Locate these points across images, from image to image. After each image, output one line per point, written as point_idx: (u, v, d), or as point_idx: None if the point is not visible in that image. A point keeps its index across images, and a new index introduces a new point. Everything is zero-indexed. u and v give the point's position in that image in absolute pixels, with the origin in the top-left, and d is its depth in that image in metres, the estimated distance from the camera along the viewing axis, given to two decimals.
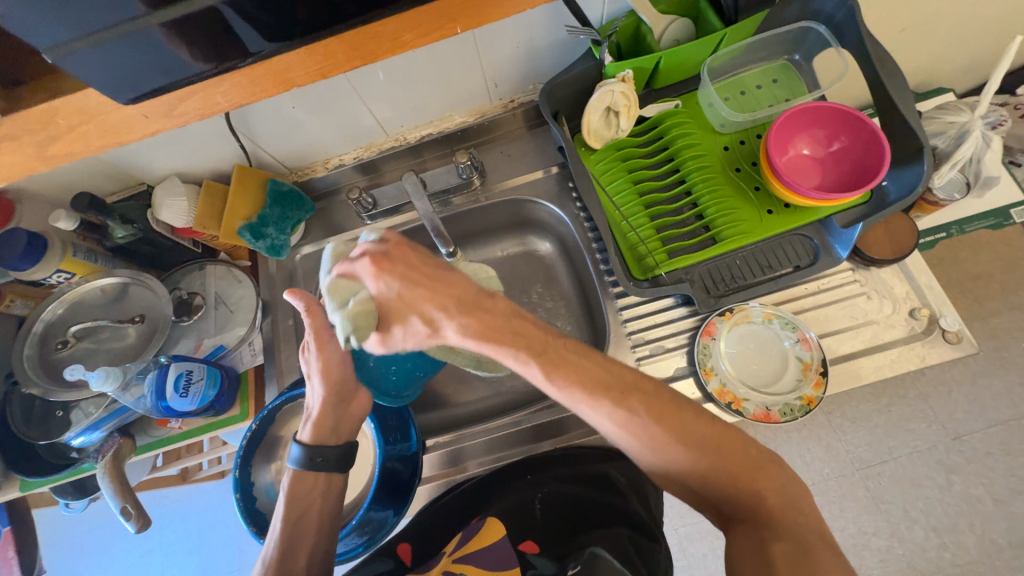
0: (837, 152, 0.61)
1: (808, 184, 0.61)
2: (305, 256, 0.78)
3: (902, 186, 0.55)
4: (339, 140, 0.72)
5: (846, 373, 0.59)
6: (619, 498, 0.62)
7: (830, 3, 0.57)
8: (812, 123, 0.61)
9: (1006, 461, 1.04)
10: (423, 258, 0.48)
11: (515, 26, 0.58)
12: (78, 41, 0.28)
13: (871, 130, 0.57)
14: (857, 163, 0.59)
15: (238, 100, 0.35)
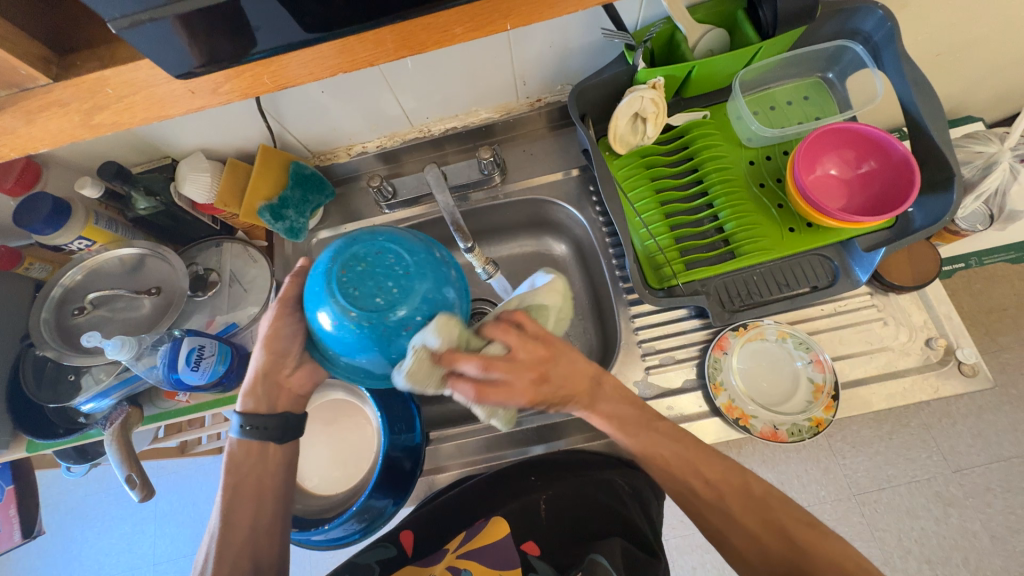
0: (865, 174, 0.60)
1: (833, 205, 0.60)
2: (321, 241, 0.78)
3: (929, 214, 0.54)
4: (364, 127, 0.72)
5: (857, 398, 0.59)
6: (621, 508, 0.62)
7: (870, 24, 0.57)
8: (841, 144, 0.61)
9: (1006, 498, 1.03)
10: (562, 364, 0.47)
11: (551, 27, 0.58)
12: (142, 14, 0.27)
13: (901, 155, 0.57)
14: (886, 187, 0.58)
15: (281, 81, 0.36)
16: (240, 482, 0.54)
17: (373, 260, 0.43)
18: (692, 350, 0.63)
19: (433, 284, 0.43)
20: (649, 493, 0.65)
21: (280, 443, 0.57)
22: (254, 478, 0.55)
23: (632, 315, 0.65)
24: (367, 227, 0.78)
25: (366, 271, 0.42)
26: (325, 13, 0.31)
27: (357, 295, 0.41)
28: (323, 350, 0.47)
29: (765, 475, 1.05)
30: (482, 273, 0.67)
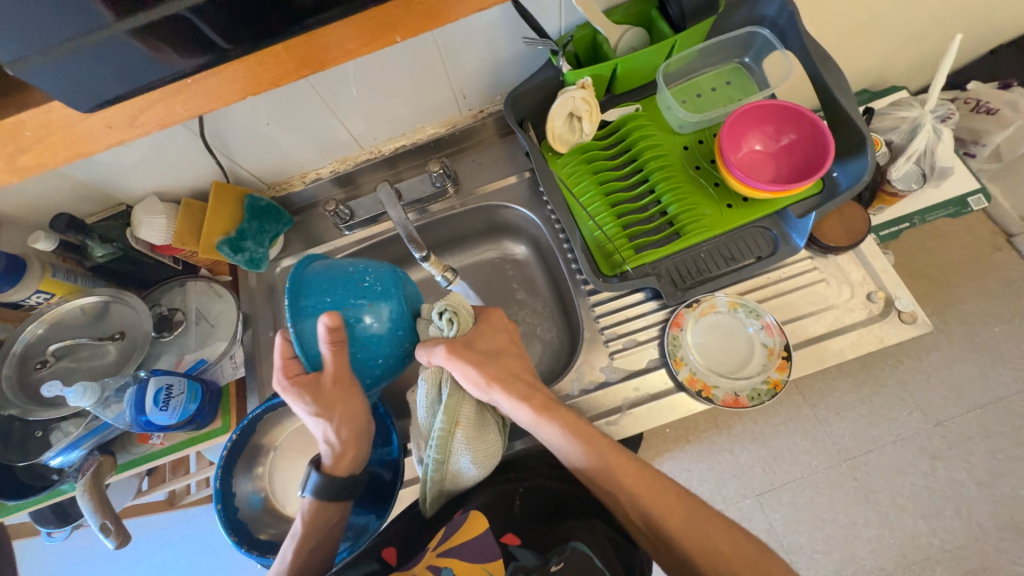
0: (787, 146, 0.64)
1: (763, 178, 0.64)
2: (285, 269, 0.79)
3: (850, 176, 0.58)
4: (316, 154, 0.74)
5: (811, 355, 0.61)
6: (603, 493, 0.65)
7: (774, 8, 0.62)
8: (762, 120, 0.64)
9: (986, 443, 1.25)
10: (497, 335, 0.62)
11: (478, 40, 0.62)
12: (37, 55, 0.30)
13: (816, 126, 0.60)
14: (808, 156, 0.62)
15: (197, 108, 0.38)
16: (324, 517, 0.57)
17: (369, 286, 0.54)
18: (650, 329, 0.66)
19: (381, 273, 0.55)
20: None
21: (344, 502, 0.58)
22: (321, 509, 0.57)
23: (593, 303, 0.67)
24: (330, 250, 0.79)
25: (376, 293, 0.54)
26: (234, 25, 0.33)
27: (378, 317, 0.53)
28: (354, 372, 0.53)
29: (758, 452, 1.31)
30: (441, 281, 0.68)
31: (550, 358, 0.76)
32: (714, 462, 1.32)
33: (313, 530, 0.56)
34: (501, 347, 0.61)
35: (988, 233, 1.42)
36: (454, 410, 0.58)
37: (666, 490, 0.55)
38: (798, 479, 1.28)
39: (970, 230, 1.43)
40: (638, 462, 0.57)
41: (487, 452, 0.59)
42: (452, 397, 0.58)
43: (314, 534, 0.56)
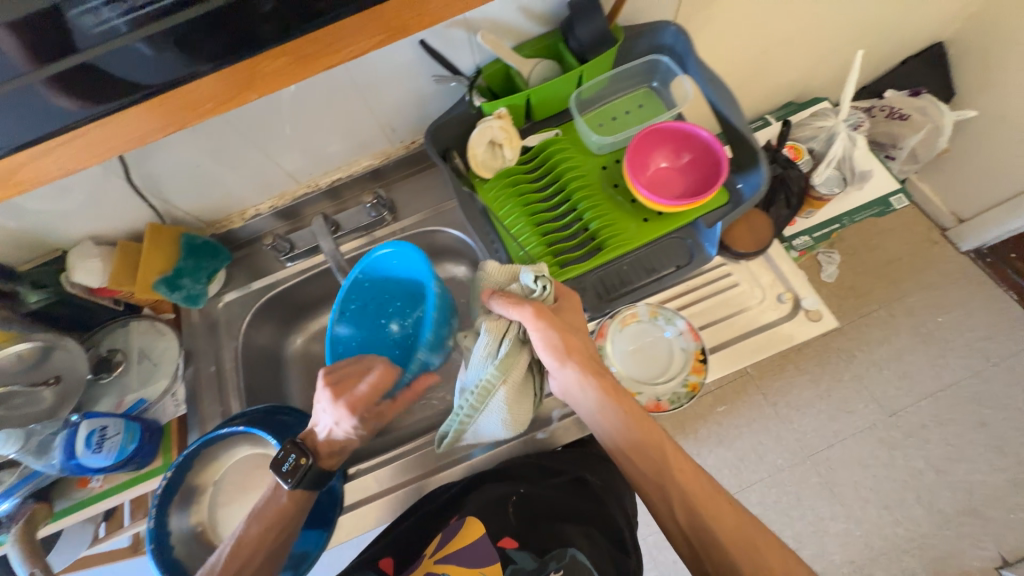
0: (688, 161, 0.69)
1: (671, 192, 0.69)
2: (228, 303, 0.80)
3: (751, 187, 0.65)
4: (253, 190, 0.77)
5: (725, 358, 0.65)
6: (594, 504, 0.69)
7: (670, 37, 0.69)
8: (667, 139, 0.69)
9: (940, 431, 1.28)
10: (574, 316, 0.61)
11: (396, 77, 0.66)
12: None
13: (710, 142, 0.65)
14: (708, 170, 0.67)
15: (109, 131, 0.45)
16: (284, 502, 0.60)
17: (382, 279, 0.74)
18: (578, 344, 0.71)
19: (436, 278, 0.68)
20: (618, 489, 0.74)
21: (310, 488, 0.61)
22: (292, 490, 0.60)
23: None
24: (274, 282, 0.81)
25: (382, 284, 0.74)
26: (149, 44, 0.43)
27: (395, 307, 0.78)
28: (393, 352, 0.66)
29: (724, 453, 1.32)
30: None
31: None
32: None
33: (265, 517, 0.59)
34: (578, 328, 0.60)
35: (926, 228, 1.50)
36: (506, 368, 0.57)
37: (715, 494, 0.54)
38: (765, 479, 1.29)
39: (911, 226, 1.50)
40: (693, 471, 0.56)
41: (522, 416, 0.60)
42: (509, 354, 0.57)
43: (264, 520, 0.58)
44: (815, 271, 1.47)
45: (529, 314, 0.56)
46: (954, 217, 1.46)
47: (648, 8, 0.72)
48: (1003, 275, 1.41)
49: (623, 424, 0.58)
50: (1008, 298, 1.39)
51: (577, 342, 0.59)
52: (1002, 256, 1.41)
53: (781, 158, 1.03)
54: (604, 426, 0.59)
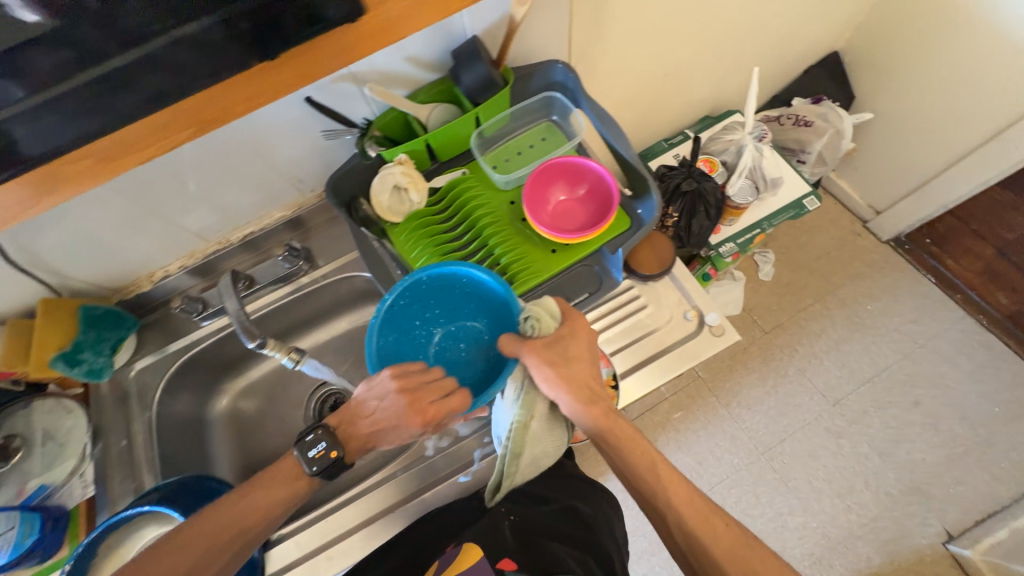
0: (584, 192, 0.73)
1: (573, 223, 0.72)
2: (140, 371, 0.76)
3: (649, 212, 0.69)
4: (159, 252, 0.74)
5: (639, 379, 0.68)
6: (584, 531, 0.71)
7: (561, 74, 0.72)
8: (561, 175, 0.74)
9: (880, 415, 1.33)
10: (579, 345, 0.61)
11: (290, 131, 0.66)
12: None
13: (596, 173, 0.70)
14: (602, 197, 0.72)
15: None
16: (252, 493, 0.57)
17: (445, 285, 0.66)
18: None
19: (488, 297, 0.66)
20: (607, 519, 0.75)
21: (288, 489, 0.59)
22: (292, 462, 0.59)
23: None
24: (189, 343, 0.78)
25: (456, 292, 0.67)
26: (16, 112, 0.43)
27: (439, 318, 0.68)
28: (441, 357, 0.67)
29: (683, 459, 1.34)
30: (286, 363, 0.66)
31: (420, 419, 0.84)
32: None
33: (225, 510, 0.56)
34: (583, 357, 0.61)
35: (849, 222, 1.56)
36: (529, 406, 0.60)
37: (715, 524, 0.55)
38: (724, 480, 1.32)
39: (835, 221, 1.57)
40: (694, 499, 0.57)
41: (553, 447, 0.63)
42: (528, 397, 0.60)
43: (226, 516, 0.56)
44: (753, 271, 1.52)
45: (527, 356, 0.58)
46: (872, 210, 1.52)
47: (539, 47, 0.74)
48: (922, 260, 1.48)
49: (627, 455, 0.59)
50: (928, 282, 1.47)
51: (585, 375, 0.61)
52: (918, 242, 1.50)
53: (697, 172, 1.08)
54: (610, 456, 0.61)
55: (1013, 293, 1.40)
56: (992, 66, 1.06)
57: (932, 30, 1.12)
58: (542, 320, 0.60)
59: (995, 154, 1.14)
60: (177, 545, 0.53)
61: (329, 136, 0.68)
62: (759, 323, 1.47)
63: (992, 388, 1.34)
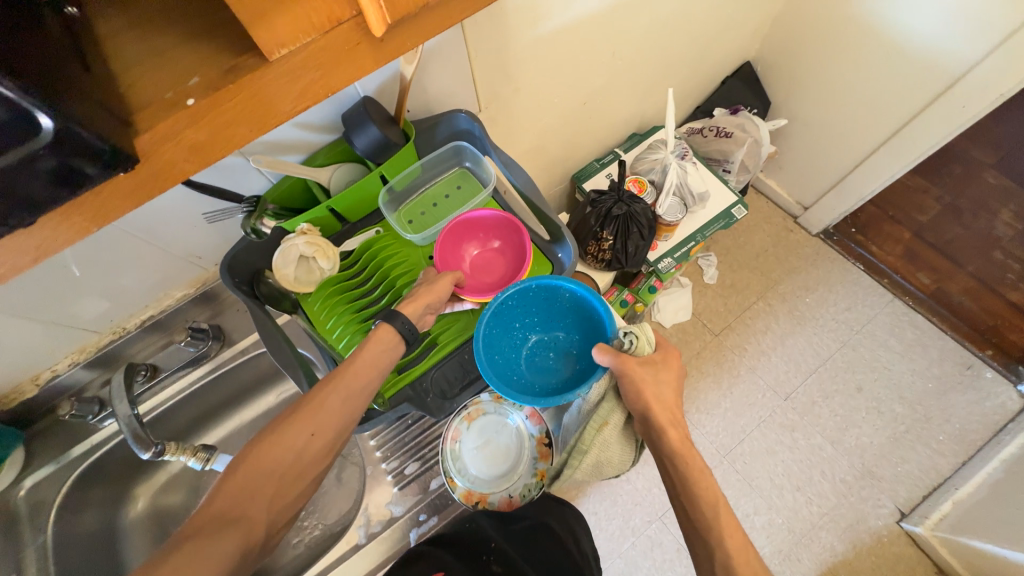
0: (497, 241, 0.74)
1: (489, 275, 0.73)
2: (29, 490, 0.70)
3: (567, 256, 0.72)
4: (39, 355, 0.66)
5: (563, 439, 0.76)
6: (557, 547, 0.68)
7: (466, 124, 0.70)
8: (469, 229, 0.73)
9: (827, 404, 1.38)
10: (664, 371, 0.63)
11: (172, 214, 0.60)
12: None
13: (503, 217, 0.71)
14: (515, 243, 0.72)
15: None
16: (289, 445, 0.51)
17: (547, 295, 0.69)
18: (433, 453, 0.77)
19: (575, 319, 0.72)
20: (576, 527, 0.75)
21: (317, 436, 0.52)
22: (371, 351, 0.57)
23: (372, 444, 0.77)
24: (93, 445, 0.74)
25: (557, 306, 0.70)
26: None
27: (535, 325, 0.73)
28: (528, 359, 0.73)
29: None
30: (194, 464, 0.68)
31: (353, 491, 0.84)
32: (616, 497, 1.28)
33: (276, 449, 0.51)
34: (664, 382, 0.62)
35: (781, 219, 1.59)
36: (606, 414, 0.66)
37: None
38: None
39: (768, 219, 1.59)
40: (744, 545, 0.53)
41: (619, 460, 0.69)
42: (609, 406, 0.66)
43: (275, 461, 0.50)
44: (698, 276, 1.54)
45: (616, 361, 0.60)
46: (799, 206, 1.55)
47: (441, 98, 0.73)
48: (849, 250, 1.53)
49: (690, 479, 0.56)
50: (856, 269, 1.51)
51: (669, 398, 0.62)
52: (844, 232, 1.55)
53: (626, 195, 1.09)
54: (669, 472, 0.58)
55: (932, 274, 1.48)
56: (883, 74, 1.10)
57: (822, 40, 1.17)
58: (640, 342, 0.62)
59: (896, 152, 1.18)
60: (270, 442, 0.51)
61: (212, 219, 0.64)
62: (709, 326, 1.49)
63: (925, 365, 1.40)
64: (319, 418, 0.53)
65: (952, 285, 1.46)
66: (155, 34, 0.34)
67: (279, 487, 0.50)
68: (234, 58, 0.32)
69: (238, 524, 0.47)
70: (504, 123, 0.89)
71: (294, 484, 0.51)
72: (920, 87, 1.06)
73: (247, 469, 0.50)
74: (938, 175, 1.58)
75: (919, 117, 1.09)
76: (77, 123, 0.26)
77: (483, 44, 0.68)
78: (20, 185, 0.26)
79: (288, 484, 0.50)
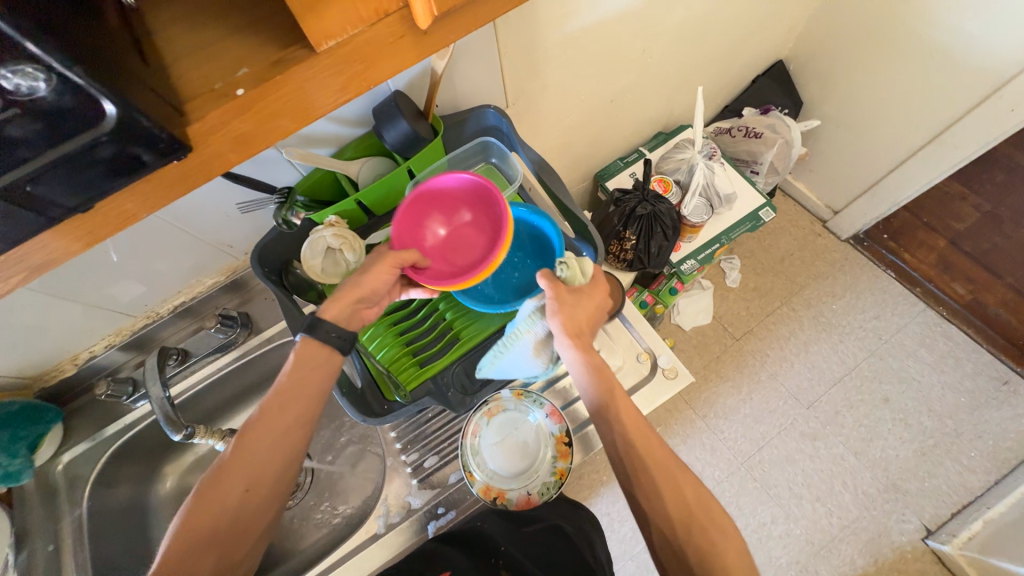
0: (466, 214, 0.65)
1: (462, 254, 0.64)
2: (67, 464, 0.74)
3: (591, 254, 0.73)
4: (78, 336, 0.69)
5: (584, 440, 0.75)
6: (568, 553, 0.69)
7: (495, 119, 0.70)
8: (435, 203, 0.64)
9: (852, 414, 1.34)
10: (588, 302, 0.59)
11: (206, 203, 0.62)
12: None
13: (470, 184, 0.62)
14: (486, 215, 0.63)
15: None
16: (225, 502, 0.48)
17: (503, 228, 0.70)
18: (452, 448, 0.77)
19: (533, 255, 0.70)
20: (592, 534, 0.75)
21: (251, 488, 0.49)
22: (299, 380, 0.52)
23: (392, 435, 0.79)
24: (127, 425, 0.77)
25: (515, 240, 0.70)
26: None
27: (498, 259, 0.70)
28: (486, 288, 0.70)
29: None
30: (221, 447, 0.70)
31: (370, 481, 0.85)
32: None
33: (212, 507, 0.48)
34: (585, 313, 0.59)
35: (809, 222, 1.55)
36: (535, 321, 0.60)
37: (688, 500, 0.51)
38: None
39: (795, 222, 1.55)
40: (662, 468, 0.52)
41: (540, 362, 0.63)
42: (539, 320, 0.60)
43: (211, 521, 0.47)
44: (720, 278, 1.51)
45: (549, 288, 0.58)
46: (829, 210, 1.50)
47: (469, 93, 0.72)
48: (880, 256, 1.48)
49: (605, 402, 0.54)
50: (887, 276, 1.46)
51: (589, 323, 0.60)
52: (876, 238, 1.50)
53: (651, 194, 1.07)
54: (586, 398, 0.55)
55: (968, 284, 1.42)
56: (925, 74, 1.05)
57: (857, 38, 1.13)
58: (573, 271, 0.60)
59: (937, 157, 1.13)
60: (202, 498, 0.48)
61: (245, 209, 0.65)
62: (730, 330, 1.46)
63: (957, 378, 1.35)
64: (251, 470, 0.49)
65: (989, 296, 1.40)
66: (202, 29, 0.34)
67: (226, 542, 0.48)
68: (280, 51, 0.32)
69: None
70: (530, 119, 0.88)
71: (241, 537, 0.49)
72: (964, 90, 1.01)
73: (183, 536, 0.47)
74: (978, 181, 1.51)
75: (963, 120, 1.05)
76: (138, 111, 0.27)
77: (513, 40, 0.68)
78: (82, 169, 0.28)
79: (233, 540, 0.49)
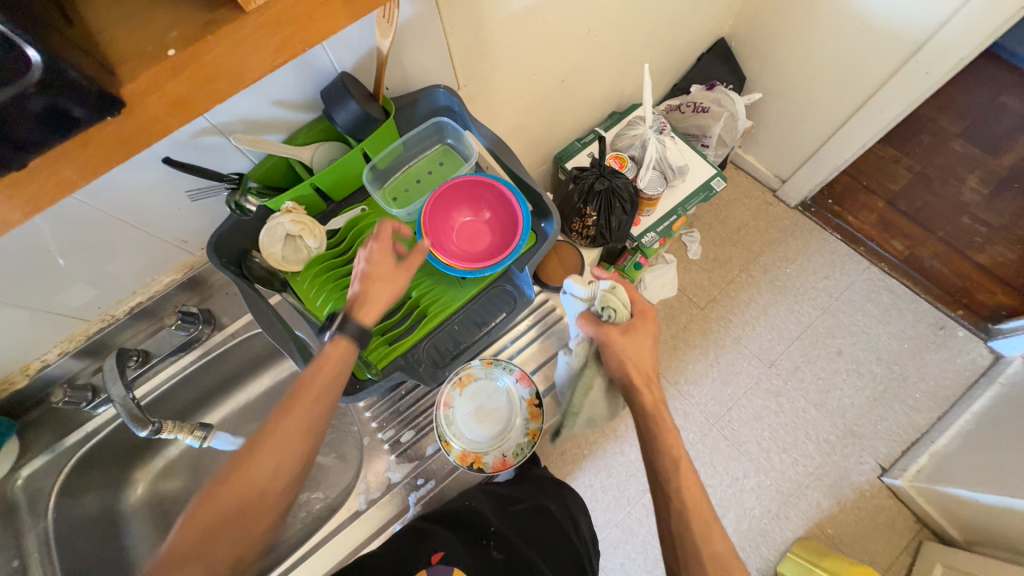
0: (487, 213, 0.74)
1: (471, 239, 0.73)
2: (26, 479, 0.72)
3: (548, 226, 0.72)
4: (27, 344, 0.67)
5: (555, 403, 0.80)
6: (553, 531, 0.74)
7: (444, 99, 0.71)
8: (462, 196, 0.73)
9: (809, 368, 1.43)
10: (640, 338, 0.65)
11: (154, 196, 0.60)
12: None
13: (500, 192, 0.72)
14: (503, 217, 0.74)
15: None
16: (266, 465, 0.50)
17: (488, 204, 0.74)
18: (426, 422, 0.78)
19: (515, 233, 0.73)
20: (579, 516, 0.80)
21: (291, 454, 0.51)
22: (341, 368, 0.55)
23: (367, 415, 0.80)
24: (88, 433, 0.75)
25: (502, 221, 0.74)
26: None
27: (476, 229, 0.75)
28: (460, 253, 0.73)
29: None
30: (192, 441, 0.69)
31: (349, 469, 0.85)
32: (611, 470, 1.31)
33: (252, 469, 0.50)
34: (639, 354, 0.64)
35: (760, 192, 1.63)
36: (591, 376, 0.68)
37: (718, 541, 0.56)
38: None
39: (748, 193, 1.63)
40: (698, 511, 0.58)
41: (606, 411, 0.73)
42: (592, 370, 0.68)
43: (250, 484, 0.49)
44: (682, 252, 1.57)
45: (596, 330, 0.65)
46: (778, 179, 1.58)
47: (418, 74, 0.73)
48: (826, 220, 1.57)
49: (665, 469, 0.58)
50: (834, 239, 1.56)
51: (647, 357, 0.65)
52: (821, 204, 1.59)
53: (608, 170, 1.10)
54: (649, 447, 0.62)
55: (905, 240, 1.53)
56: (850, 44, 1.13)
57: (789, 12, 1.19)
58: (618, 311, 0.64)
59: (867, 120, 1.21)
60: (244, 464, 0.50)
61: (196, 197, 0.63)
62: (695, 300, 1.53)
63: (900, 328, 1.45)
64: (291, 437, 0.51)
65: (924, 251, 1.51)
66: None
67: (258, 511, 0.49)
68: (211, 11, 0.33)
69: (218, 546, 0.47)
70: (483, 100, 0.89)
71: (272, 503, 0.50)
72: (885, 55, 1.09)
73: (222, 494, 0.49)
74: (908, 145, 1.63)
75: (886, 85, 1.12)
76: (64, 64, 0.28)
77: (457, 21, 0.69)
78: (9, 129, 0.28)
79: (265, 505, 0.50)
